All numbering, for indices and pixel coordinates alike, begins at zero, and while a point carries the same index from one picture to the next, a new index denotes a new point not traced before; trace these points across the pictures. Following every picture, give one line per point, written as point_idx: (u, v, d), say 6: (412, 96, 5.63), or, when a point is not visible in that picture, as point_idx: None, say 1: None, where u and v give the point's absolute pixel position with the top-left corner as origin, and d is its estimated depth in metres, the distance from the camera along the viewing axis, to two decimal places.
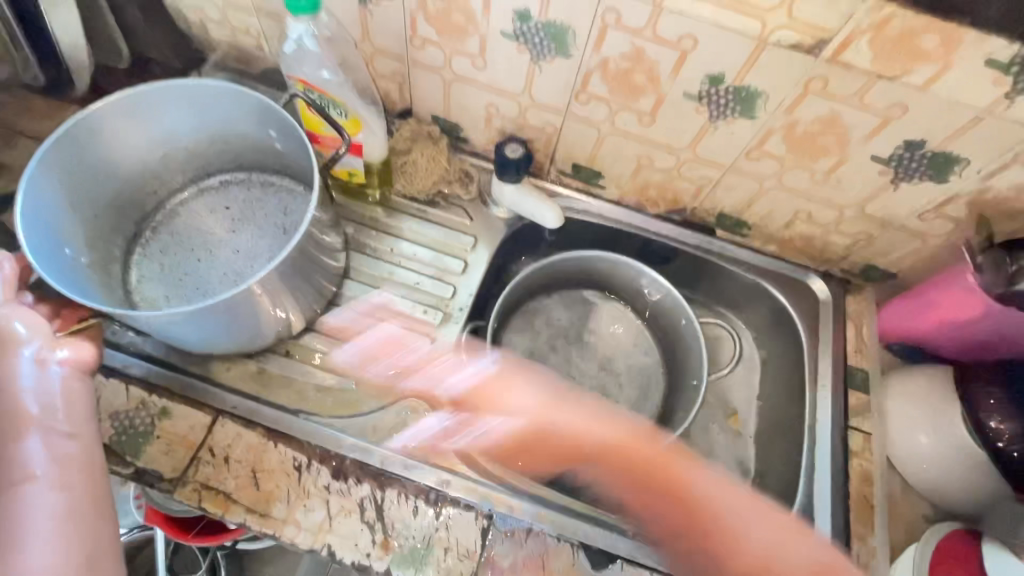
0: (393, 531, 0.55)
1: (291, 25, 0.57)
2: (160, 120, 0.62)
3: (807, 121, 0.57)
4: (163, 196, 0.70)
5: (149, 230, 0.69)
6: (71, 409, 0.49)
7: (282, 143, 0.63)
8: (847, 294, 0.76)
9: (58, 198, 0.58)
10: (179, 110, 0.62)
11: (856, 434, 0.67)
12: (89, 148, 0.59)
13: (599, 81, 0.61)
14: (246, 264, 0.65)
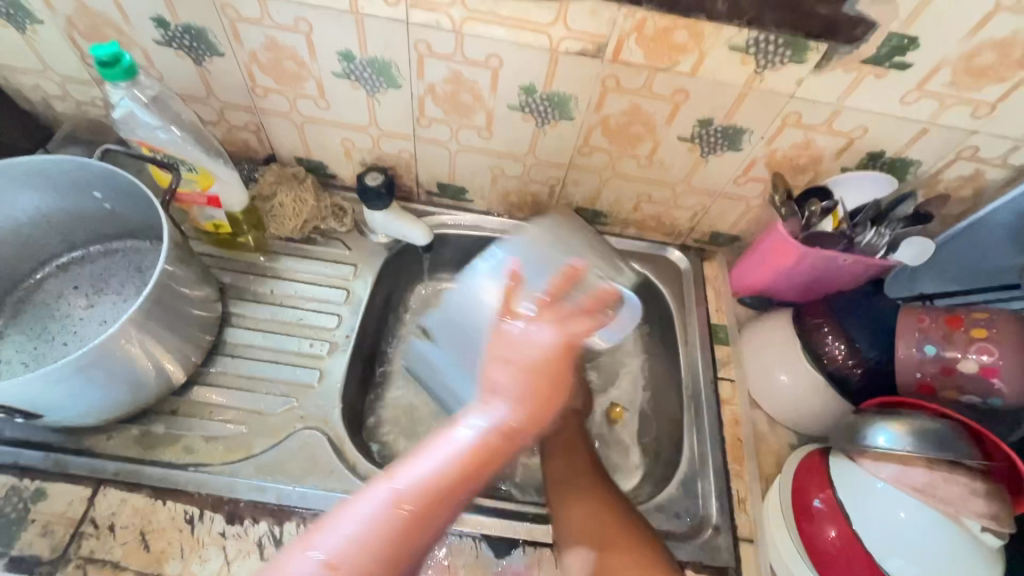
0: None
1: (110, 93, 0.58)
2: (3, 199, 0.62)
3: (616, 115, 0.64)
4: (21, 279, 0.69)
5: (3, 318, 0.67)
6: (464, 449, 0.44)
7: (110, 203, 0.66)
8: (705, 261, 0.84)
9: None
10: (15, 191, 0.62)
11: (726, 383, 0.74)
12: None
13: (433, 105, 0.66)
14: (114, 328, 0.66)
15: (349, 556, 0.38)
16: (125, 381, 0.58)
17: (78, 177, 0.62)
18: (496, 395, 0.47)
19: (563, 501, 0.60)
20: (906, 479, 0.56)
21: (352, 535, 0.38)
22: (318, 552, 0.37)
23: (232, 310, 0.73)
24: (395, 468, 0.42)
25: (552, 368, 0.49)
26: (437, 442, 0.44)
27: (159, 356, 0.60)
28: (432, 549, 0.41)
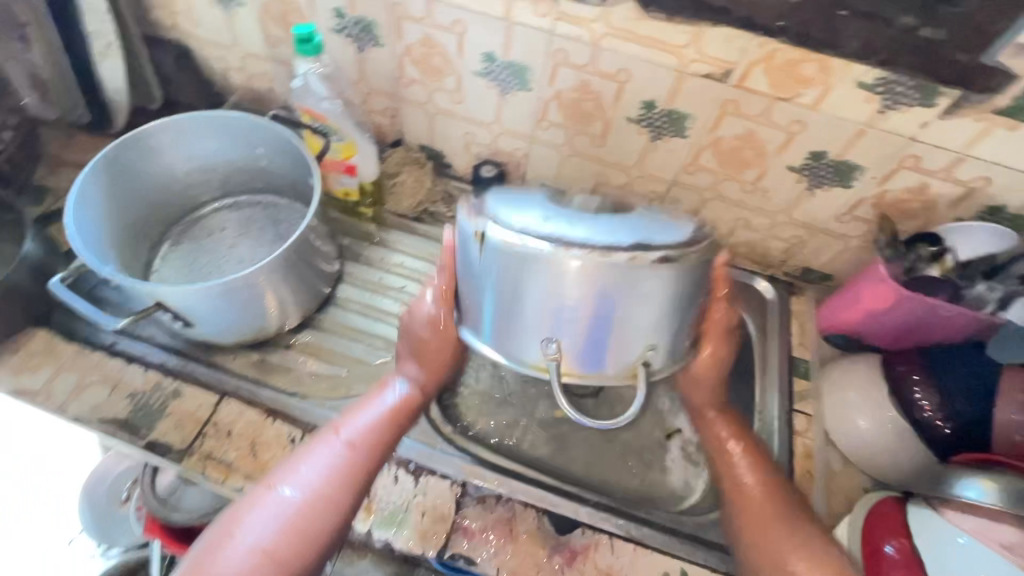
0: (375, 497, 0.61)
1: (297, 64, 0.68)
2: (191, 143, 0.74)
3: (729, 138, 0.67)
4: (184, 214, 0.81)
5: (167, 245, 0.79)
6: (319, 444, 0.57)
7: (268, 159, 0.77)
8: (792, 295, 0.84)
9: (99, 211, 0.68)
10: (202, 139, 0.74)
11: (800, 416, 0.74)
12: (122, 171, 0.70)
13: (556, 110, 0.73)
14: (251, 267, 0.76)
15: (311, 477, 0.54)
16: (260, 309, 0.67)
17: (251, 133, 0.74)
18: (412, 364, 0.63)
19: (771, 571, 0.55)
20: (989, 536, 0.54)
21: (311, 474, 0.55)
22: (276, 492, 0.53)
23: (346, 269, 0.82)
24: (341, 421, 0.59)
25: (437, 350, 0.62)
26: (371, 401, 0.61)
27: (286, 296, 0.69)
28: (366, 482, 0.56)
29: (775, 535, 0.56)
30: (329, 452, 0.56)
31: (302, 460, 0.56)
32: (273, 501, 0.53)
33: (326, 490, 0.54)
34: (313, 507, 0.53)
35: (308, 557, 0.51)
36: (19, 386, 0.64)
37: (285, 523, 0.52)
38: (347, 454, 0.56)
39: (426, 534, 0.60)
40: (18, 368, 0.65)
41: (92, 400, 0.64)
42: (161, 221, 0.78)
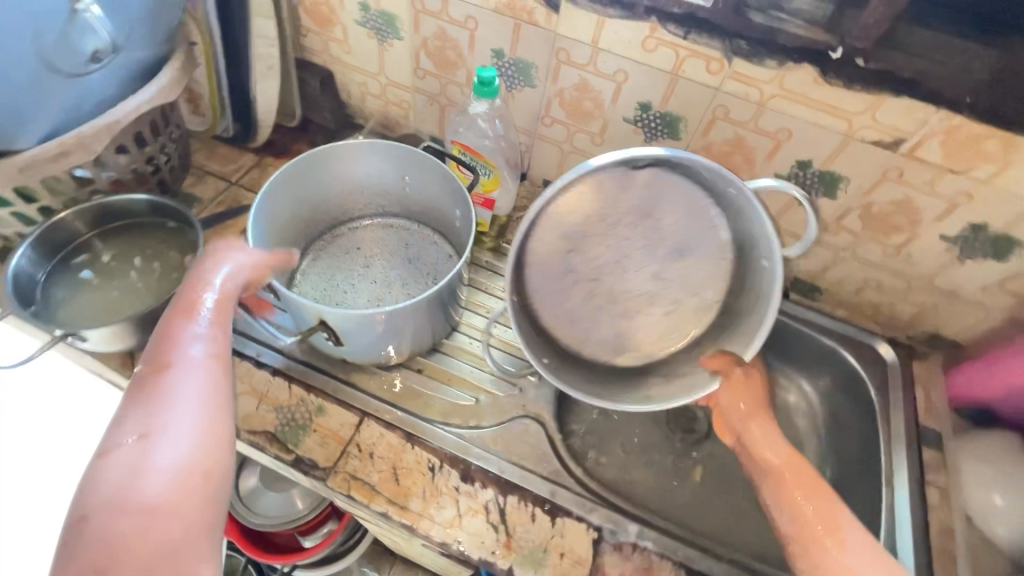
0: (514, 534, 0.62)
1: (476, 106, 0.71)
2: (344, 167, 0.77)
3: (884, 203, 0.67)
4: (322, 231, 0.84)
5: (306, 260, 0.82)
6: (144, 384, 0.46)
7: (411, 186, 0.80)
8: (915, 359, 0.82)
9: (265, 220, 0.71)
10: (363, 162, 0.78)
11: (932, 489, 0.72)
12: (289, 185, 0.73)
13: (701, 160, 0.74)
14: (384, 291, 0.77)
15: (180, 421, 0.44)
16: (407, 337, 0.67)
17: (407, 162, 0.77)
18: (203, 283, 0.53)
19: None
20: None
21: (145, 408, 0.44)
22: (166, 433, 0.43)
23: (470, 295, 0.82)
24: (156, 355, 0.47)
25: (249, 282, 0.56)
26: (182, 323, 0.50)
27: (431, 327, 0.70)
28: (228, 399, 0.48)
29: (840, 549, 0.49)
30: (164, 386, 0.46)
31: (156, 407, 0.45)
32: (160, 457, 0.42)
33: (212, 427, 0.45)
34: (201, 452, 0.44)
35: (221, 473, 0.44)
36: None
37: (180, 479, 0.42)
38: (196, 383, 0.47)
39: None
40: None
41: (243, 410, 0.67)
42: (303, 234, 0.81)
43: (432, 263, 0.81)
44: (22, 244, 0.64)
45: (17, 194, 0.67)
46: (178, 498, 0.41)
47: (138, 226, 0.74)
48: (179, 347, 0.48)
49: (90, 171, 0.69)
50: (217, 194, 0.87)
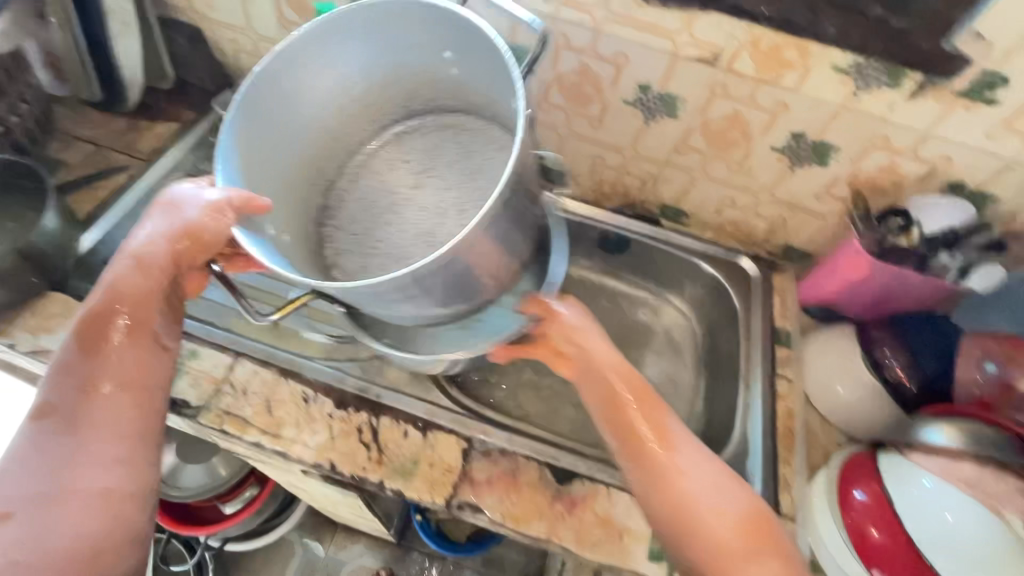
0: (386, 450, 0.65)
1: None
2: (342, 64, 0.62)
3: (718, 119, 0.73)
4: (354, 151, 0.73)
5: (324, 198, 0.72)
6: (72, 366, 0.49)
7: (456, 66, 0.62)
8: (774, 272, 0.90)
9: (262, 167, 0.61)
10: (339, 55, 0.61)
11: (783, 382, 0.79)
12: (271, 111, 0.60)
13: (557, 92, 0.77)
14: (431, 219, 0.66)
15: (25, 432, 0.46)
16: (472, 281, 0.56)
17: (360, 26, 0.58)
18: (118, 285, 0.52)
19: (660, 484, 0.52)
20: (953, 475, 0.59)
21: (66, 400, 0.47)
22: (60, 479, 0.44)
23: None
24: (92, 325, 0.50)
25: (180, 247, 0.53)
26: (113, 287, 0.51)
27: (498, 261, 0.57)
28: (150, 384, 0.50)
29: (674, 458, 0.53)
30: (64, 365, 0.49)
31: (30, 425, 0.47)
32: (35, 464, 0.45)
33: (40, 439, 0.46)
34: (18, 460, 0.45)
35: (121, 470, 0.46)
36: (36, 347, 0.66)
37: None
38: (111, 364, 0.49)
39: (435, 484, 0.63)
40: (36, 329, 0.67)
41: None
42: (325, 163, 0.71)
43: (481, 163, 0.68)
44: None
45: None
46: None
47: None
48: (90, 327, 0.50)
49: None
50: (85, 157, 0.85)
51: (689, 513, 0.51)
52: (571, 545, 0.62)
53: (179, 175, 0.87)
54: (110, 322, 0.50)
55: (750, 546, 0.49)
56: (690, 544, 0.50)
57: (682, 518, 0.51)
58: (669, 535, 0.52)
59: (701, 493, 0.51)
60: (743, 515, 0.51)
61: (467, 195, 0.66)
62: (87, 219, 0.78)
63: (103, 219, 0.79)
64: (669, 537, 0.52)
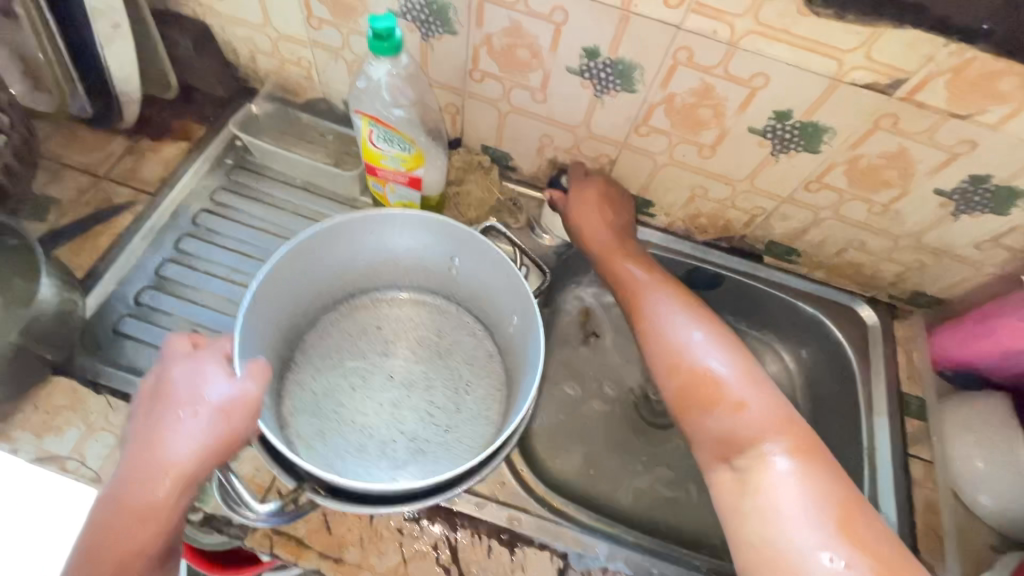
0: (469, 574, 0.54)
1: (374, 67, 0.56)
2: (362, 241, 0.59)
3: (873, 155, 0.57)
4: (318, 312, 0.64)
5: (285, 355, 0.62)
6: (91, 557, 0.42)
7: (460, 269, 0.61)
8: (896, 319, 0.77)
9: (266, 296, 0.55)
10: (372, 235, 0.58)
11: (917, 462, 0.67)
12: (306, 253, 0.56)
13: (662, 114, 0.61)
14: (401, 393, 0.62)
15: None
16: None
17: (426, 225, 0.57)
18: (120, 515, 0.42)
19: (683, 403, 0.58)
20: None
21: None
22: None
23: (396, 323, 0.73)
24: (107, 513, 0.43)
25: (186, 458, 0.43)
26: (137, 474, 0.43)
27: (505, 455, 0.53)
28: None
29: (655, 321, 0.63)
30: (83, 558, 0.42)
31: None
32: None
33: None
34: None
35: None
36: (44, 453, 0.55)
37: None
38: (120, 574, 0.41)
39: None
40: (41, 429, 0.55)
41: None
42: (315, 305, 0.63)
43: (464, 358, 0.65)
44: None
45: None
46: None
47: None
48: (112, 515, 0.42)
49: None
50: (82, 191, 0.70)
51: (699, 377, 0.58)
52: None
53: (196, 209, 0.73)
54: (128, 519, 0.42)
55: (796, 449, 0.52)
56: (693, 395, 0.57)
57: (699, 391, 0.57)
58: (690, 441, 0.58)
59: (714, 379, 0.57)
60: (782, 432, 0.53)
61: (452, 388, 0.63)
62: (89, 275, 0.65)
63: (110, 274, 0.66)
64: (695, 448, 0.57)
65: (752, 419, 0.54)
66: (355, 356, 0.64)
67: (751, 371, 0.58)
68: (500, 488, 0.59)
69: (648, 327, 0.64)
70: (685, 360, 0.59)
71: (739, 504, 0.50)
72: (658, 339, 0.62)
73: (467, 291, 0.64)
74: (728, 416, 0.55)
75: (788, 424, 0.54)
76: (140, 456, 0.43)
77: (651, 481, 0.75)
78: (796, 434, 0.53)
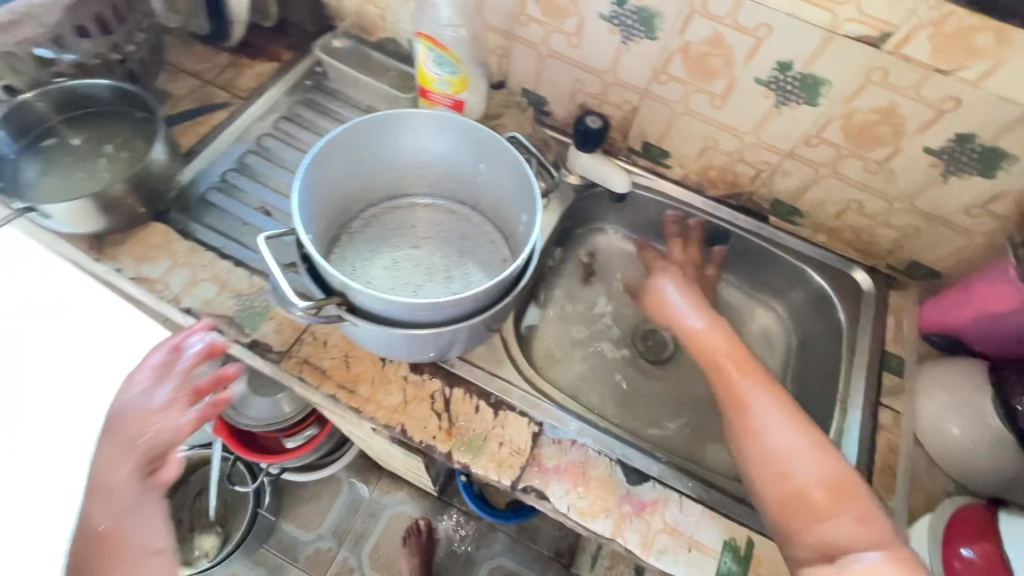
0: (457, 422, 0.63)
1: None
2: (403, 140, 0.69)
3: (866, 111, 0.63)
4: (365, 205, 0.76)
5: (334, 232, 0.74)
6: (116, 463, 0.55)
7: (484, 175, 0.71)
8: (892, 289, 0.80)
9: (325, 177, 0.66)
10: (412, 135, 0.69)
11: (887, 411, 0.71)
12: (357, 144, 0.67)
13: (679, 63, 0.70)
14: (423, 276, 0.73)
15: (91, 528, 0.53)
16: (467, 337, 0.61)
17: (455, 129, 0.67)
18: (98, 505, 0.54)
19: (773, 479, 0.56)
20: None
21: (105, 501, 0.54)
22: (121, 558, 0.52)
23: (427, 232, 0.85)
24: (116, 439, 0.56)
25: (152, 433, 0.56)
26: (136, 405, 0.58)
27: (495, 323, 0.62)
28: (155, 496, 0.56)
29: (760, 428, 0.58)
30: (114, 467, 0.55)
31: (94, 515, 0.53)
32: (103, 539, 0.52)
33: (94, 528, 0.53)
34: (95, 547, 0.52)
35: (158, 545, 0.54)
36: (140, 275, 0.69)
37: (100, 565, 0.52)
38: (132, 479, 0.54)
39: (502, 464, 0.61)
40: (140, 258, 0.70)
41: (204, 295, 0.68)
42: (362, 196, 0.74)
43: (481, 259, 0.75)
44: None
45: None
46: None
47: (101, 115, 0.73)
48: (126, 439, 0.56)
49: (52, 52, 0.68)
50: (191, 91, 0.86)
51: (786, 477, 0.55)
52: (635, 548, 0.59)
53: (276, 118, 0.87)
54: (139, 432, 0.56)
55: (830, 507, 0.53)
56: (771, 485, 0.56)
57: (762, 468, 0.57)
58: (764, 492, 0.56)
59: (784, 453, 0.56)
60: (824, 483, 0.54)
61: (468, 278, 0.73)
62: (189, 153, 0.80)
63: (204, 154, 0.80)
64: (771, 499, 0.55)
65: (833, 519, 0.52)
66: (390, 243, 0.75)
67: (842, 481, 0.54)
68: (495, 364, 0.68)
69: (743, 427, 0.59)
70: (773, 442, 0.57)
71: (800, 530, 0.53)
72: (753, 434, 0.58)
73: (489, 196, 0.73)
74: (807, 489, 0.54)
75: (877, 525, 0.52)
76: (106, 456, 0.56)
77: (635, 403, 0.82)
78: (853, 496, 0.54)
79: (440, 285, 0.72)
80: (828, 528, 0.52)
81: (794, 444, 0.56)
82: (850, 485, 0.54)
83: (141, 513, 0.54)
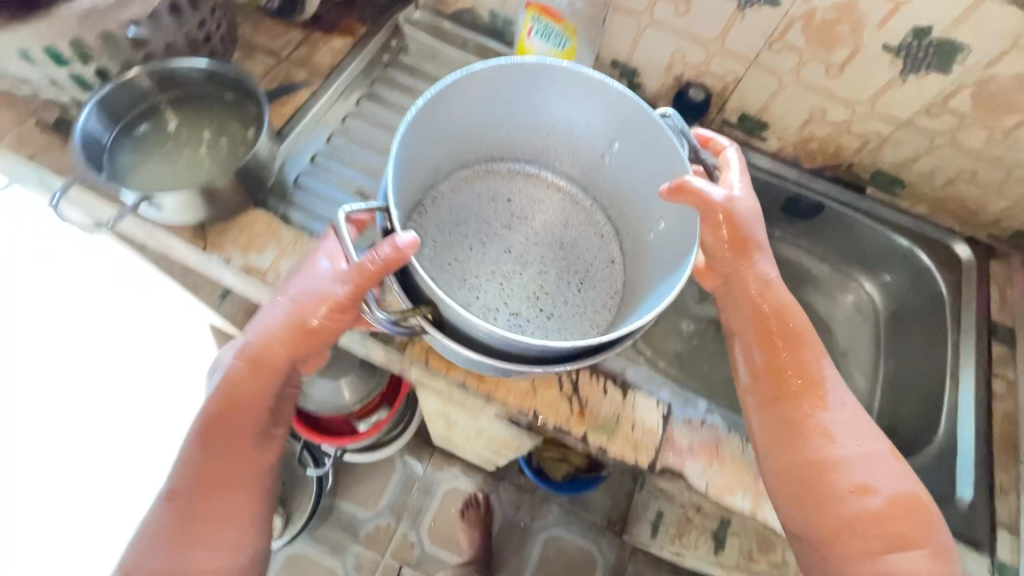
0: (587, 405, 0.63)
1: None
2: (525, 99, 0.64)
3: (1004, 78, 0.62)
4: (453, 171, 0.72)
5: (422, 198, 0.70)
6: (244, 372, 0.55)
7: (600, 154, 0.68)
8: (995, 259, 0.80)
9: (434, 128, 0.62)
10: (537, 95, 0.64)
11: (1001, 381, 0.71)
12: (475, 93, 0.61)
13: (799, 30, 0.67)
14: (512, 266, 0.70)
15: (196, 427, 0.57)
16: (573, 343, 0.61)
17: (596, 100, 0.61)
18: (239, 374, 0.55)
19: (821, 495, 0.53)
20: None
21: (222, 409, 0.56)
22: (218, 485, 0.56)
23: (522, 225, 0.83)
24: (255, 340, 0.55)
25: (317, 323, 0.53)
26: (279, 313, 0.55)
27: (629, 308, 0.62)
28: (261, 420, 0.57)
29: (819, 437, 0.54)
30: (241, 369, 0.56)
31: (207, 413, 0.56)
32: (199, 456, 0.56)
33: (206, 431, 0.56)
34: (201, 452, 0.56)
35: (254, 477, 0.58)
36: (249, 266, 0.67)
37: (196, 470, 0.56)
38: (247, 399, 0.56)
39: (637, 445, 0.62)
40: (246, 248, 0.67)
41: None
42: (460, 154, 0.71)
43: (584, 255, 0.74)
44: (87, 105, 0.60)
45: (73, 53, 0.62)
46: (179, 522, 0.56)
47: (189, 98, 0.69)
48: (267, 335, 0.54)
49: (144, 32, 0.64)
50: (266, 70, 0.81)
51: (839, 493, 0.53)
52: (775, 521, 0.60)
53: (358, 96, 0.84)
54: (267, 348, 0.54)
55: (892, 533, 0.52)
56: (818, 500, 0.53)
57: (816, 481, 0.53)
58: (810, 503, 0.54)
59: (853, 463, 0.54)
60: (894, 499, 0.53)
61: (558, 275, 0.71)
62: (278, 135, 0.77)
63: (292, 138, 0.77)
64: (820, 517, 0.53)
65: (893, 545, 0.51)
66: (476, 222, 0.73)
67: (899, 497, 0.53)
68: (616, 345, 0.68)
69: (797, 432, 0.55)
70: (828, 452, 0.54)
71: (850, 552, 0.52)
72: (811, 443, 0.54)
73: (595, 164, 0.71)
74: (862, 508, 0.52)
75: (932, 542, 0.52)
76: (248, 354, 0.55)
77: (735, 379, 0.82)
78: (911, 512, 0.53)
79: (530, 283, 0.70)
80: (892, 558, 0.51)
81: (852, 450, 0.54)
82: (909, 500, 0.53)
83: (263, 409, 0.57)
